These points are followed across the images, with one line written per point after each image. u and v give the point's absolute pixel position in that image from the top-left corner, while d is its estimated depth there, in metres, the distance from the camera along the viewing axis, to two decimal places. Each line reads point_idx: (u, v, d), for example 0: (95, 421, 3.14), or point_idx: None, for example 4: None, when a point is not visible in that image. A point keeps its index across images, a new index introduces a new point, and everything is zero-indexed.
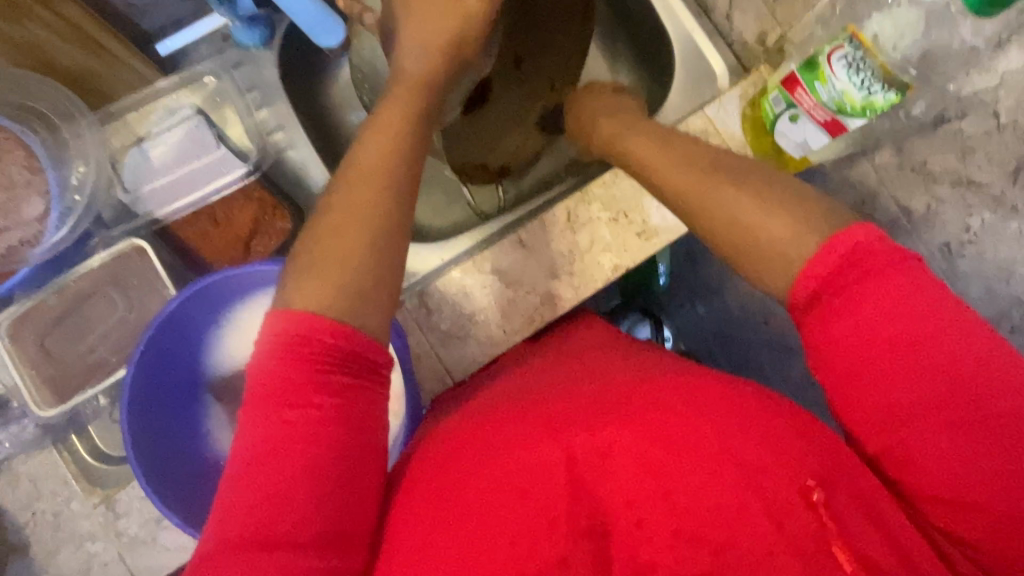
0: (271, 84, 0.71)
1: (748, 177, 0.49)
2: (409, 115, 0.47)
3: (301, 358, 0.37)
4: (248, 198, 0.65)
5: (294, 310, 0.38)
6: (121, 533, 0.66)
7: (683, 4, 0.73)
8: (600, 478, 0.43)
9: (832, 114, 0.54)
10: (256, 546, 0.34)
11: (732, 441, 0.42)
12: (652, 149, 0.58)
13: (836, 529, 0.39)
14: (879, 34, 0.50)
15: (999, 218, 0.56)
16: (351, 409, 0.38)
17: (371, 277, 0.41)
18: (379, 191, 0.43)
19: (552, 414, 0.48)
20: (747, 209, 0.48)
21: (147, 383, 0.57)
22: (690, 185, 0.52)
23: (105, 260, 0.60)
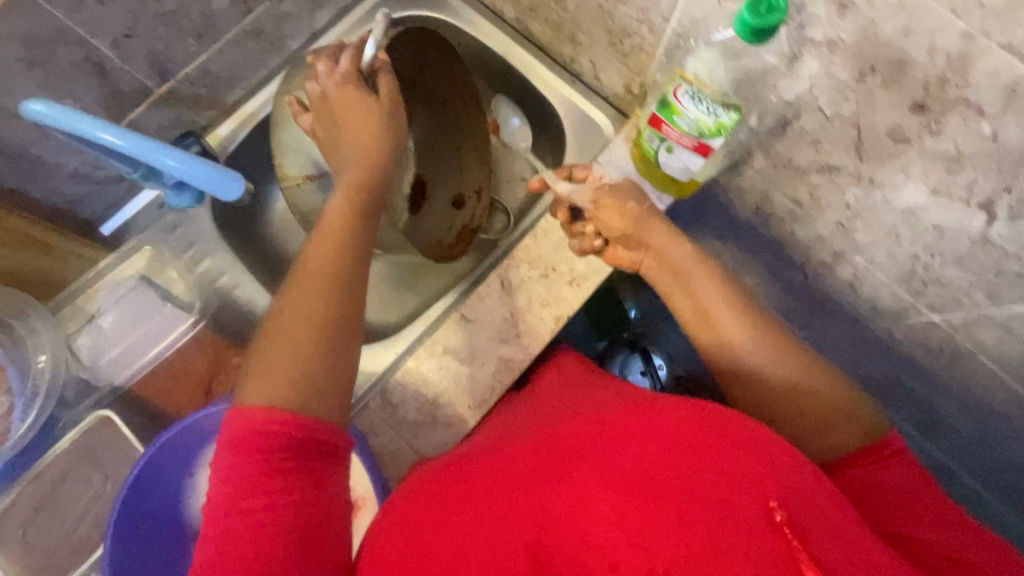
0: (208, 236, 0.74)
1: (799, 358, 0.58)
2: (347, 211, 0.54)
3: (259, 452, 0.40)
4: (211, 346, 0.71)
5: (242, 406, 0.41)
6: None
7: (555, 76, 0.83)
8: (566, 525, 0.42)
9: (696, 139, 0.61)
10: None
11: (692, 486, 0.41)
12: (714, 284, 0.62)
13: (798, 549, 0.37)
14: (697, 71, 0.59)
15: (866, 192, 0.57)
16: (306, 488, 0.40)
17: (319, 364, 0.44)
18: (321, 287, 0.47)
19: (513, 467, 0.49)
20: (805, 394, 0.56)
21: (128, 544, 0.59)
22: (750, 346, 0.58)
23: (74, 440, 0.64)
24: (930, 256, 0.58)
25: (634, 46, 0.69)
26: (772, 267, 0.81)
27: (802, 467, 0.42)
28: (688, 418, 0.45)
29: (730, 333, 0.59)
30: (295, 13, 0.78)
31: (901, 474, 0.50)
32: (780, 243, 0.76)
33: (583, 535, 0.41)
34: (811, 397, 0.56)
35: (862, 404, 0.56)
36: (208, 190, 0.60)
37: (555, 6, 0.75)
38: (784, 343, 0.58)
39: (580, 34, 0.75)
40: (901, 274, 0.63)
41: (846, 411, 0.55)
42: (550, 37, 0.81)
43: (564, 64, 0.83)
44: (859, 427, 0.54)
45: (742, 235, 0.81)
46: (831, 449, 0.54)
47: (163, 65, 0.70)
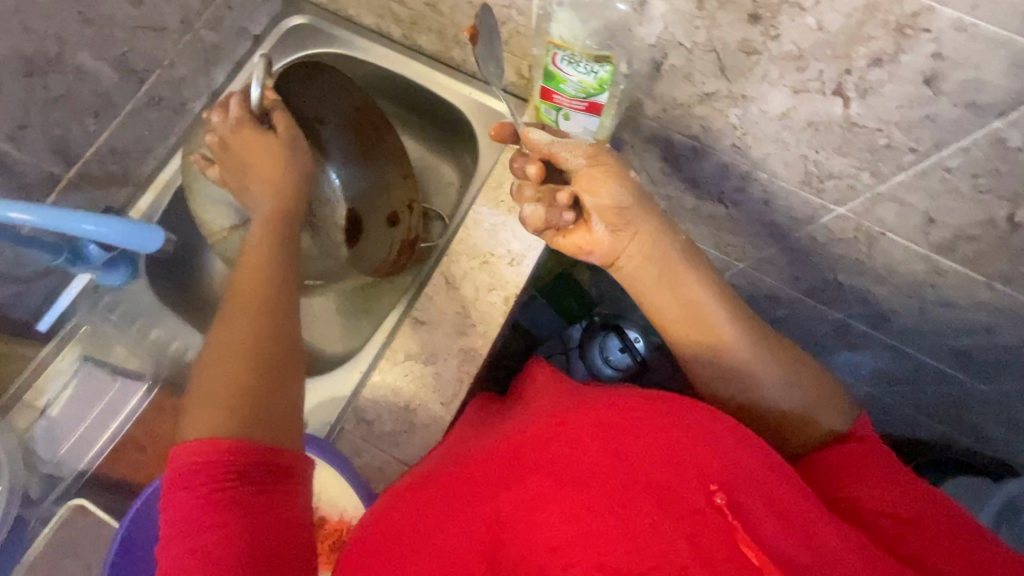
0: (149, 308, 0.74)
1: (781, 350, 0.58)
2: (266, 246, 0.57)
3: (205, 481, 0.41)
4: (159, 410, 0.72)
5: (182, 442, 0.43)
6: None
7: (451, 80, 0.87)
8: (518, 529, 0.42)
9: (585, 100, 0.66)
10: None
11: (648, 475, 0.40)
12: (691, 273, 0.60)
13: (738, 529, 0.38)
14: (567, 36, 0.65)
15: (743, 109, 0.62)
16: (257, 513, 0.41)
17: (258, 389, 0.46)
18: (252, 314, 0.50)
19: (468, 477, 0.47)
20: (790, 386, 0.57)
21: None
22: (733, 344, 0.57)
23: (52, 532, 0.68)
24: (814, 154, 0.63)
25: (512, 32, 0.73)
26: (695, 207, 0.86)
27: (747, 443, 0.42)
28: (630, 405, 0.44)
29: (721, 330, 0.58)
30: (190, 75, 0.80)
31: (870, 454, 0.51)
32: (693, 182, 0.81)
33: (535, 540, 0.40)
34: (794, 389, 0.57)
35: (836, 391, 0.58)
36: (129, 247, 0.61)
37: (433, 14, 0.79)
38: (765, 337, 0.58)
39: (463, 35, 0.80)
40: (800, 179, 0.68)
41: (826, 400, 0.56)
42: (438, 45, 0.85)
43: (458, 68, 0.87)
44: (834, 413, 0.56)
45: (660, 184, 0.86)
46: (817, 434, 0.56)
47: (67, 150, 0.71)
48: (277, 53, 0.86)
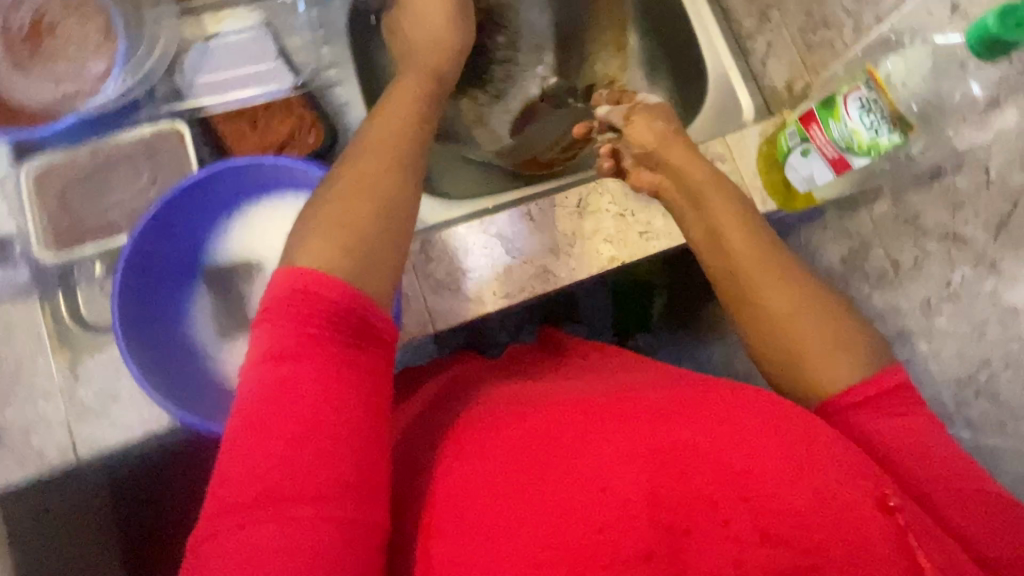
0: (336, 27, 0.73)
1: (824, 307, 0.52)
2: (416, 94, 0.57)
3: (313, 304, 0.39)
4: (290, 112, 0.69)
5: (301, 268, 0.40)
6: (75, 398, 0.67)
7: (723, 43, 0.79)
8: (658, 480, 0.37)
9: (840, 152, 0.59)
10: (264, 499, 0.34)
11: (771, 448, 0.38)
12: (746, 235, 0.58)
13: (912, 537, 0.35)
14: (891, 73, 0.55)
15: (977, 275, 0.55)
16: (350, 348, 0.38)
17: (401, 197, 0.46)
18: (402, 143, 0.50)
19: (547, 413, 0.45)
20: (817, 351, 0.51)
21: (151, 246, 0.58)
22: (776, 302, 0.53)
23: (146, 134, 0.65)
24: (1000, 367, 0.56)
25: (825, 40, 0.65)
26: None
27: (871, 459, 0.40)
28: (717, 390, 0.44)
29: (765, 291, 0.54)
30: None
31: (869, 393, 0.48)
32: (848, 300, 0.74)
33: (685, 489, 0.37)
34: (820, 354, 0.50)
35: (857, 341, 0.51)
36: None
37: None
38: (818, 304, 0.52)
39: (775, 10, 0.72)
40: (957, 377, 0.61)
41: (844, 346, 0.50)
42: (740, 4, 0.78)
43: (739, 37, 0.80)
44: (841, 348, 0.50)
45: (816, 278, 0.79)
46: (827, 389, 0.49)
47: None
48: None
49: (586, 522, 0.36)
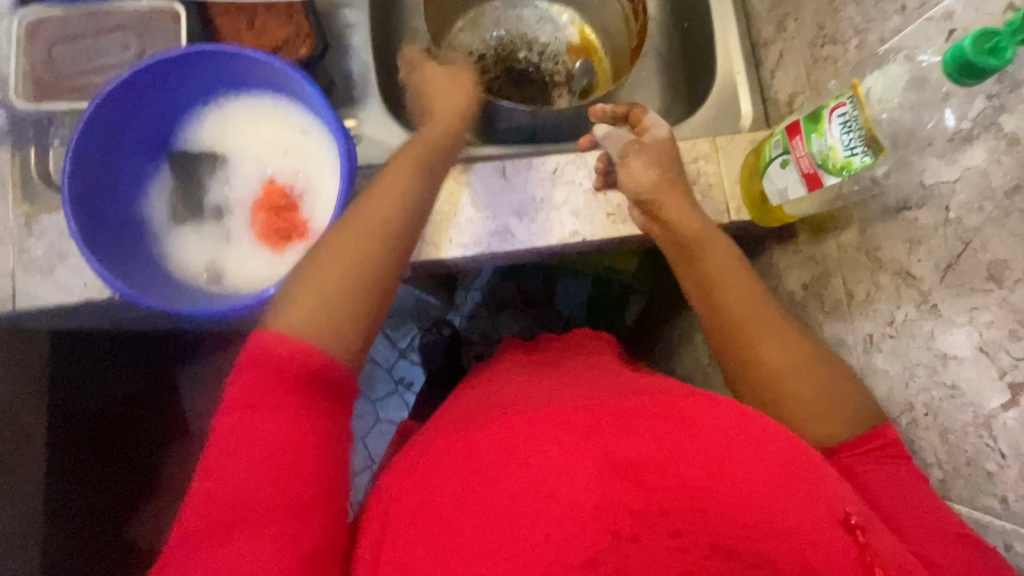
0: None
1: (823, 376, 0.55)
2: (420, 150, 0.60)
3: (278, 373, 0.44)
4: (289, 19, 0.69)
5: (255, 340, 0.45)
6: (25, 251, 0.67)
7: (739, 48, 0.79)
8: (615, 485, 0.39)
9: (815, 167, 0.58)
10: (218, 540, 0.40)
11: (730, 461, 0.40)
12: (740, 289, 0.60)
13: (868, 554, 0.38)
14: (872, 89, 0.53)
15: (918, 316, 0.55)
16: (303, 407, 0.44)
17: (373, 254, 0.50)
18: (389, 198, 0.54)
19: (506, 417, 0.46)
20: (819, 413, 0.54)
21: (116, 111, 0.58)
22: (774, 364, 0.56)
23: (143, 7, 0.65)
24: (922, 413, 0.55)
25: (829, 56, 0.64)
26: None
27: (824, 471, 0.42)
28: (690, 402, 0.45)
29: (765, 351, 0.57)
30: None
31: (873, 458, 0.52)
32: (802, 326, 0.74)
33: (639, 498, 0.38)
34: (818, 415, 0.54)
35: (850, 399, 0.55)
36: None
37: None
38: (812, 366, 0.56)
39: (791, 20, 0.70)
40: None
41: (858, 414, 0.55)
42: (763, 10, 0.76)
43: (755, 44, 0.78)
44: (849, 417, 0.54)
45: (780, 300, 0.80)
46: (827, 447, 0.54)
47: None
48: None
49: (543, 524, 0.38)
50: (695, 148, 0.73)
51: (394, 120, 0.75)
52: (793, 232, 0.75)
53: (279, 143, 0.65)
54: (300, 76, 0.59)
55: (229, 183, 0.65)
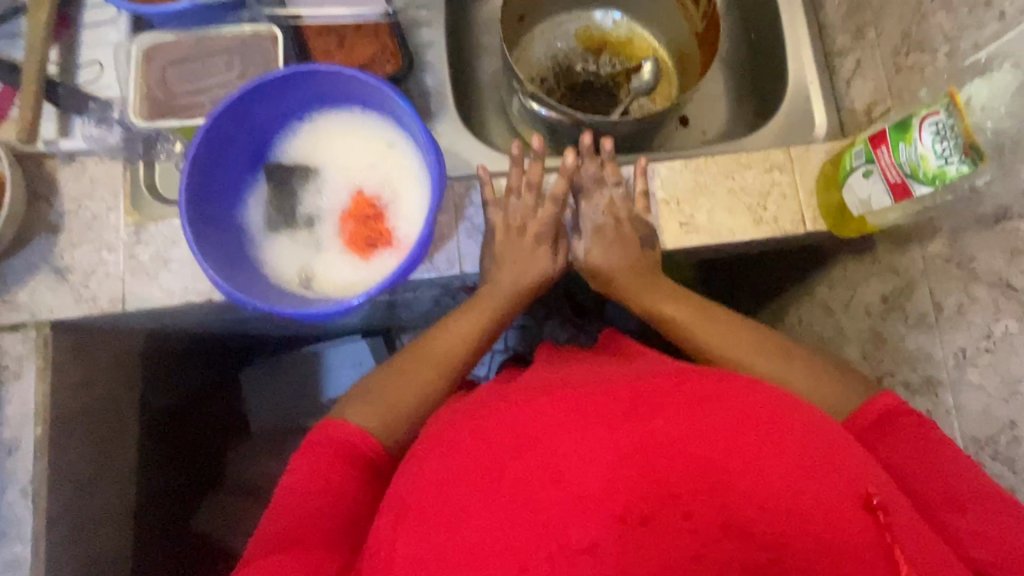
0: None
1: (806, 361, 0.62)
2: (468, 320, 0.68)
3: (323, 444, 0.57)
4: (376, 38, 0.73)
5: (321, 432, 0.58)
6: (134, 256, 0.73)
7: (812, 57, 0.78)
8: (630, 472, 0.40)
9: (903, 176, 0.58)
10: (292, 538, 0.51)
11: (759, 449, 0.41)
12: (698, 311, 0.69)
13: (889, 537, 0.40)
14: (974, 96, 0.53)
15: (1020, 330, 0.53)
16: (334, 465, 0.55)
17: (424, 381, 0.64)
18: (431, 353, 0.66)
19: (528, 406, 0.47)
20: (823, 390, 0.59)
21: (225, 126, 0.63)
22: (761, 363, 0.62)
23: (245, 32, 0.71)
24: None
25: (915, 63, 0.63)
26: (852, 360, 0.79)
27: (844, 457, 0.44)
28: (713, 390, 0.46)
29: (747, 350, 0.63)
30: None
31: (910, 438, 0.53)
32: (881, 339, 0.72)
33: (654, 483, 0.40)
34: (822, 392, 0.59)
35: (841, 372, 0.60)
36: None
37: None
38: (791, 356, 0.62)
39: (871, 28, 0.70)
40: (976, 434, 0.58)
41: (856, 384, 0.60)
42: (837, 20, 0.76)
43: (830, 54, 0.78)
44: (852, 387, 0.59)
45: (855, 312, 0.78)
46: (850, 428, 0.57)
47: None
48: None
49: (563, 508, 0.40)
50: (769, 159, 0.73)
51: (469, 133, 0.78)
52: (871, 243, 0.73)
53: (368, 156, 0.68)
54: (394, 93, 0.62)
55: (321, 193, 0.69)
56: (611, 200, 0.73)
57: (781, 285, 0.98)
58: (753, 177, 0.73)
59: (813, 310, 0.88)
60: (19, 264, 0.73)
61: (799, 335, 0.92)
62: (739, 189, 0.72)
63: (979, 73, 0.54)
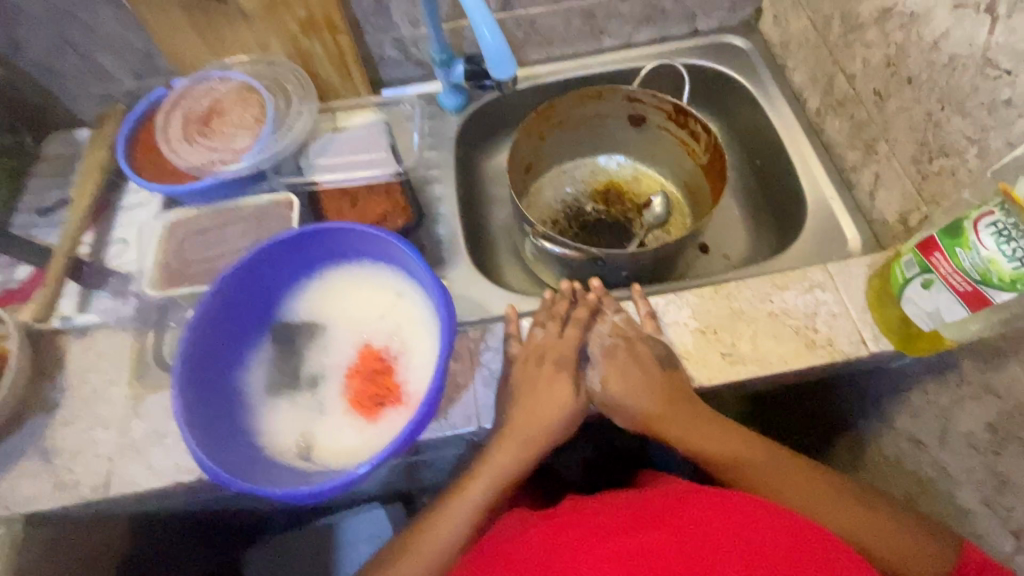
0: (446, 137, 0.88)
1: (886, 516, 0.54)
2: (486, 473, 0.58)
3: None
4: (387, 196, 0.76)
5: None
6: (127, 432, 0.68)
7: (825, 176, 0.78)
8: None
9: (974, 283, 0.50)
10: None
11: (744, 560, 0.40)
12: (753, 454, 0.58)
13: None
14: None
15: None
16: None
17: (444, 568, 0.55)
18: (449, 528, 0.56)
19: (530, 535, 0.47)
20: (910, 551, 0.52)
21: (232, 291, 0.62)
22: (841, 520, 0.53)
23: (263, 201, 0.74)
24: None
25: (944, 168, 0.60)
26: (973, 511, 0.63)
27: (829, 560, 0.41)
28: (700, 504, 0.46)
29: (822, 507, 0.54)
30: (626, 15, 0.87)
31: None
32: (1004, 481, 0.58)
33: None
34: (909, 554, 0.52)
35: (923, 527, 0.54)
36: (486, 61, 0.64)
37: (870, 106, 0.70)
38: (868, 507, 0.55)
39: (881, 143, 0.69)
40: None
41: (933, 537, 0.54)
42: (842, 140, 0.76)
43: (842, 171, 0.77)
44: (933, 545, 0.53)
45: (957, 446, 0.65)
46: None
47: None
48: (696, 53, 0.91)
49: None
50: (806, 277, 0.67)
51: (482, 277, 0.76)
52: (950, 361, 0.63)
53: (376, 308, 0.65)
54: (402, 244, 0.61)
55: (326, 350, 0.64)
56: (614, 325, 0.67)
57: (853, 417, 0.85)
58: (793, 297, 0.66)
59: (900, 445, 0.75)
60: (7, 450, 0.67)
61: (892, 477, 0.77)
62: (781, 312, 0.66)
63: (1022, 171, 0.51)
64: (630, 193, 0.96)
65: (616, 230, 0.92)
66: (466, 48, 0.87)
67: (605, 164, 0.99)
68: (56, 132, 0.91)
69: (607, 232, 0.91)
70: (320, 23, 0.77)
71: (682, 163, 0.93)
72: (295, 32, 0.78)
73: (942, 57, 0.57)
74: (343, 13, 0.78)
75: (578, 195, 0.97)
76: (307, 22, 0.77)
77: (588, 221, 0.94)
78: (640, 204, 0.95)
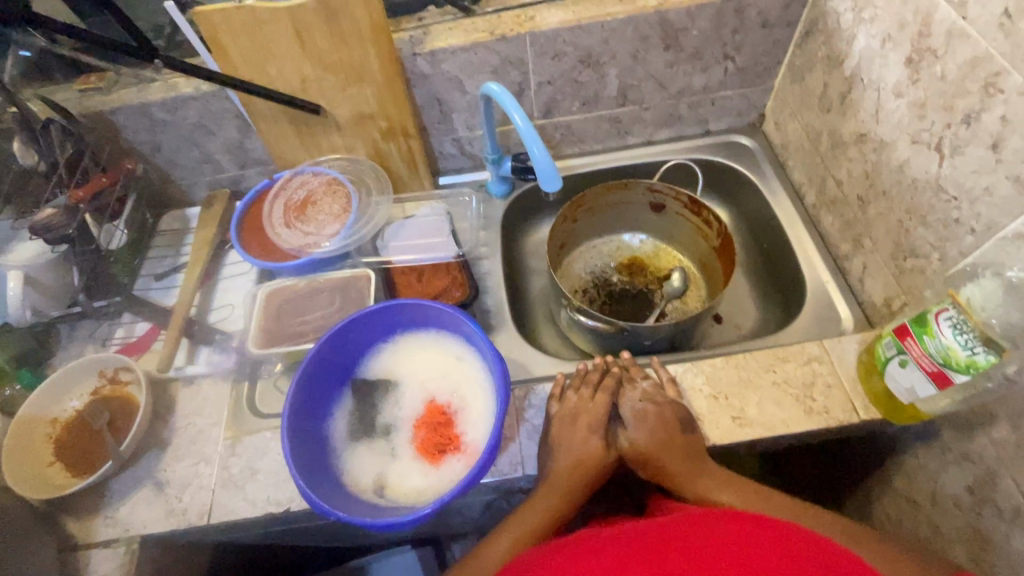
0: (494, 220, 1.04)
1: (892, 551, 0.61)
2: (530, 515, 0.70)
3: None
4: (447, 272, 0.92)
5: None
6: (226, 468, 0.81)
7: (821, 262, 0.90)
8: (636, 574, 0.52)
9: (938, 365, 0.61)
10: None
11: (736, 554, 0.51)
12: (761, 505, 0.68)
13: None
14: (971, 298, 0.60)
15: None
16: None
17: None
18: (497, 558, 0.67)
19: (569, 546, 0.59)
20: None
21: (326, 353, 0.76)
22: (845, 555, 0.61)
23: (345, 275, 0.90)
24: None
25: (915, 266, 0.72)
26: (963, 566, 0.71)
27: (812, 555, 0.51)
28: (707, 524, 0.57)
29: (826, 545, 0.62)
30: (648, 122, 1.04)
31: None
32: (986, 539, 0.67)
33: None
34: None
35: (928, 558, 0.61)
36: (538, 178, 0.79)
37: (855, 207, 0.83)
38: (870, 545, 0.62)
39: (866, 239, 0.81)
40: None
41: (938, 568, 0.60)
42: (835, 232, 0.89)
43: (837, 258, 0.90)
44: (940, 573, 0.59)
45: (946, 506, 0.73)
46: None
47: (550, 109, 0.99)
48: (708, 150, 1.06)
49: None
50: (804, 351, 0.79)
51: (525, 342, 0.89)
52: (934, 430, 0.73)
53: (439, 369, 0.78)
54: (466, 318, 0.75)
55: (397, 404, 0.77)
56: (645, 391, 0.79)
57: (857, 476, 0.93)
58: (794, 369, 0.78)
59: (900, 505, 0.83)
60: (129, 479, 0.81)
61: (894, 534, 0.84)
62: (783, 382, 0.77)
63: (971, 277, 0.63)
64: (653, 267, 1.10)
65: (641, 301, 1.05)
66: (512, 146, 1.04)
67: (631, 241, 1.13)
68: (172, 210, 1.09)
69: (632, 303, 1.05)
70: (397, 131, 0.95)
71: (696, 244, 1.06)
72: (377, 138, 0.96)
73: (908, 177, 0.70)
74: (416, 123, 0.96)
75: (606, 268, 1.11)
76: (387, 131, 0.95)
77: (615, 292, 1.07)
78: (661, 278, 1.08)
